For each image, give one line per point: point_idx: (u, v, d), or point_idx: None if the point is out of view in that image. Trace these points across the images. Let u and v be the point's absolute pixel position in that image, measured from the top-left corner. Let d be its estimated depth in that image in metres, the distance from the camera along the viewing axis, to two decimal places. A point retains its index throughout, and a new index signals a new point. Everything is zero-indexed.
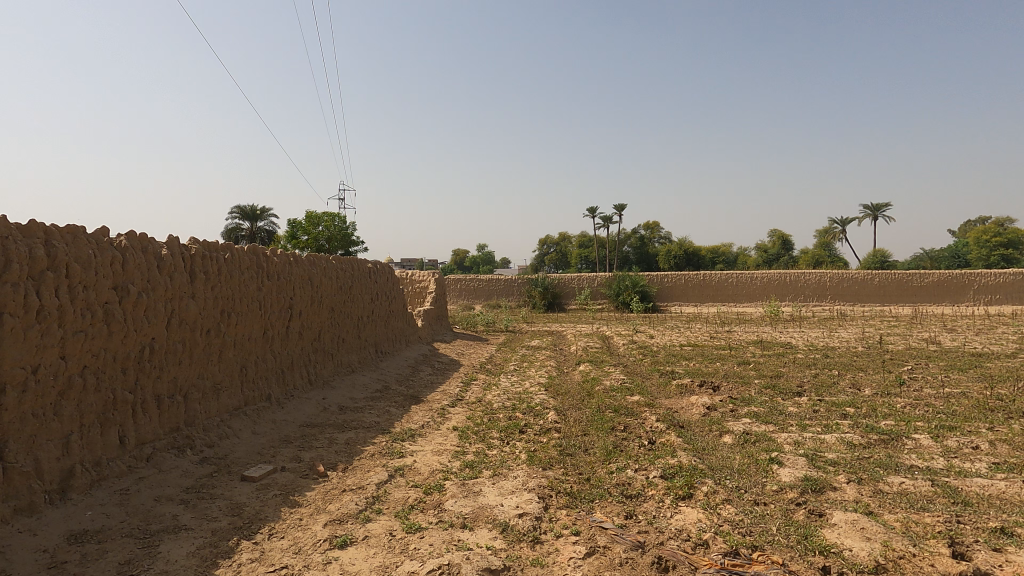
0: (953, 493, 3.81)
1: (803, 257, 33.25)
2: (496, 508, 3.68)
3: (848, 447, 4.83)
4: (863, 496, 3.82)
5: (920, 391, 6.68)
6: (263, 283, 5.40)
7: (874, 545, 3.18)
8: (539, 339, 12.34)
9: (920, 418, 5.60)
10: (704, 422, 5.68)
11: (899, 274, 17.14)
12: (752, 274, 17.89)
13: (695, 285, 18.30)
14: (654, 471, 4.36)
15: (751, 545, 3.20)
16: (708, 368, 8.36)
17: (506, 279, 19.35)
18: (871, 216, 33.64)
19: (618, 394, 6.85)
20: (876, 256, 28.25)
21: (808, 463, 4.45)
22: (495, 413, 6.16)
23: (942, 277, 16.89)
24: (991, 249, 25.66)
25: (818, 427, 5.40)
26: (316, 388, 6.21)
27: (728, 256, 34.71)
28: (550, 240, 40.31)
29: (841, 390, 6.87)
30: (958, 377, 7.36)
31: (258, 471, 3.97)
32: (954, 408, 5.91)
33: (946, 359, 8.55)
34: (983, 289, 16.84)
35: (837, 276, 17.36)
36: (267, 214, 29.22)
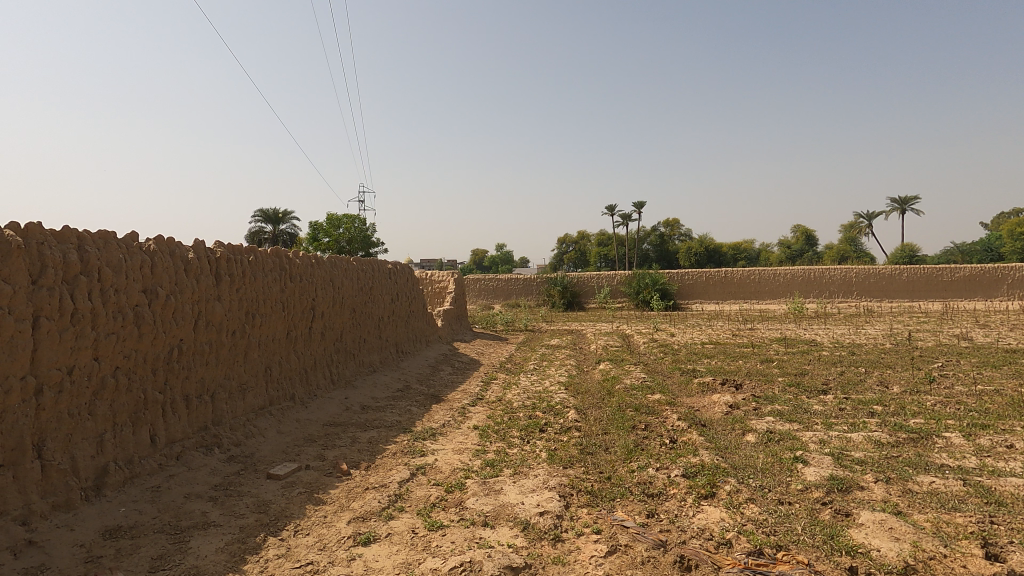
0: (986, 493, 3.71)
1: (827, 253, 32.66)
2: (518, 507, 3.70)
3: (875, 446, 4.74)
4: (891, 496, 3.74)
5: (951, 389, 6.51)
6: (287, 285, 5.50)
7: (903, 546, 3.12)
8: (557, 338, 12.33)
9: (951, 416, 5.45)
10: (727, 420, 5.61)
11: (929, 268, 16.66)
12: (775, 270, 17.58)
13: (716, 282, 18.04)
14: (675, 470, 4.33)
15: (775, 545, 3.16)
16: (730, 366, 8.24)
17: (525, 278, 19.38)
18: (899, 210, 32.95)
19: (639, 394, 6.79)
20: (903, 251, 27.59)
21: (834, 462, 4.37)
22: (515, 412, 6.17)
23: (974, 272, 16.40)
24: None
25: (845, 426, 5.31)
26: (339, 388, 6.30)
27: (750, 253, 34.08)
28: (569, 240, 40.12)
29: (868, 387, 6.73)
30: (991, 374, 7.16)
31: (283, 470, 4.05)
32: (986, 407, 5.72)
33: (978, 356, 8.31)
34: (1017, 284, 16.34)
35: (863, 272, 16.99)
36: (289, 216, 29.70)
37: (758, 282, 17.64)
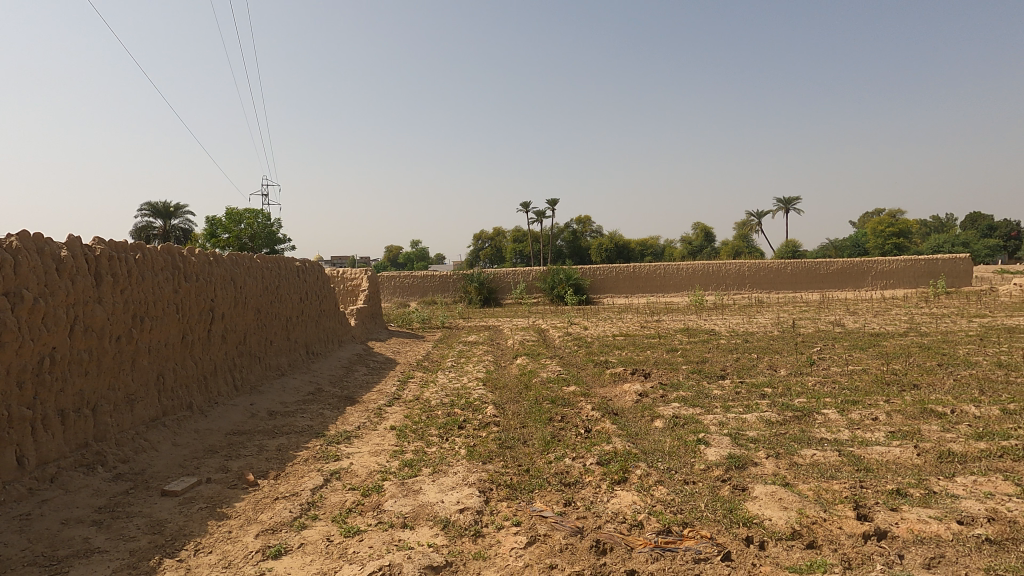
0: (857, 461, 4.20)
1: (723, 248, 35.29)
2: (437, 505, 3.66)
3: (766, 424, 5.19)
4: (780, 469, 4.12)
5: (828, 370, 7.30)
6: (181, 285, 5.07)
7: (791, 514, 3.44)
8: (475, 334, 12.36)
9: (828, 394, 6.11)
10: (637, 408, 5.91)
11: (809, 262, 18.45)
12: (678, 265, 18.68)
13: (625, 277, 18.87)
14: (590, 458, 4.49)
15: (682, 523, 3.38)
16: (639, 356, 8.69)
17: (441, 275, 19.21)
18: (784, 210, 36.32)
19: (555, 386, 6.98)
20: (788, 246, 30.43)
21: (732, 442, 4.74)
22: (434, 410, 6.12)
23: (845, 265, 18.39)
24: (886, 240, 28.50)
25: (740, 407, 5.77)
26: (244, 394, 5.91)
27: (655, 249, 36.03)
28: (484, 236, 40.11)
29: (760, 371, 7.38)
30: (860, 355, 8.11)
31: (181, 485, 3.74)
32: (856, 385, 6.46)
33: (849, 339, 9.39)
34: (879, 275, 18.51)
35: (754, 266, 18.50)
36: (183, 211, 27.38)
37: (663, 277, 18.67)
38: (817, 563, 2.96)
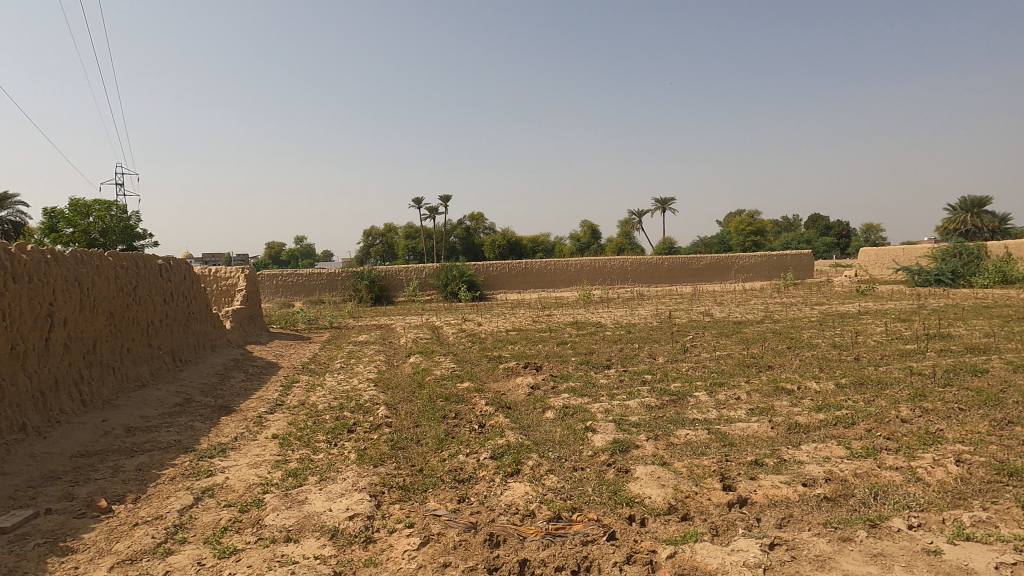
0: (723, 437, 4.66)
1: (608, 244, 37.30)
2: (324, 514, 3.49)
3: (647, 409, 5.57)
4: (658, 450, 4.45)
5: (699, 356, 8.01)
6: (7, 287, 4.33)
7: (667, 490, 3.73)
8: (366, 333, 11.94)
9: (699, 378, 6.70)
10: (529, 400, 6.06)
11: (683, 258, 20.07)
12: (567, 260, 19.43)
13: (518, 273, 19.25)
14: (484, 453, 4.53)
15: (571, 508, 3.52)
16: (531, 350, 8.93)
17: (329, 273, 18.33)
18: (661, 209, 39.20)
19: (449, 383, 6.96)
20: (665, 243, 32.92)
21: (616, 427, 5.02)
22: (321, 415, 5.82)
23: (713, 260, 20.25)
24: (746, 238, 31.92)
25: (624, 395, 6.14)
26: (93, 410, 5.20)
27: (546, 246, 37.21)
28: (373, 232, 38.75)
29: (641, 360, 7.91)
30: (725, 342, 8.99)
31: (9, 520, 3.20)
32: (722, 369, 7.15)
33: (716, 328, 10.37)
34: (742, 269, 20.61)
35: (636, 262, 19.76)
36: (12, 201, 23.50)
37: (554, 272, 19.32)
38: (689, 533, 3.24)
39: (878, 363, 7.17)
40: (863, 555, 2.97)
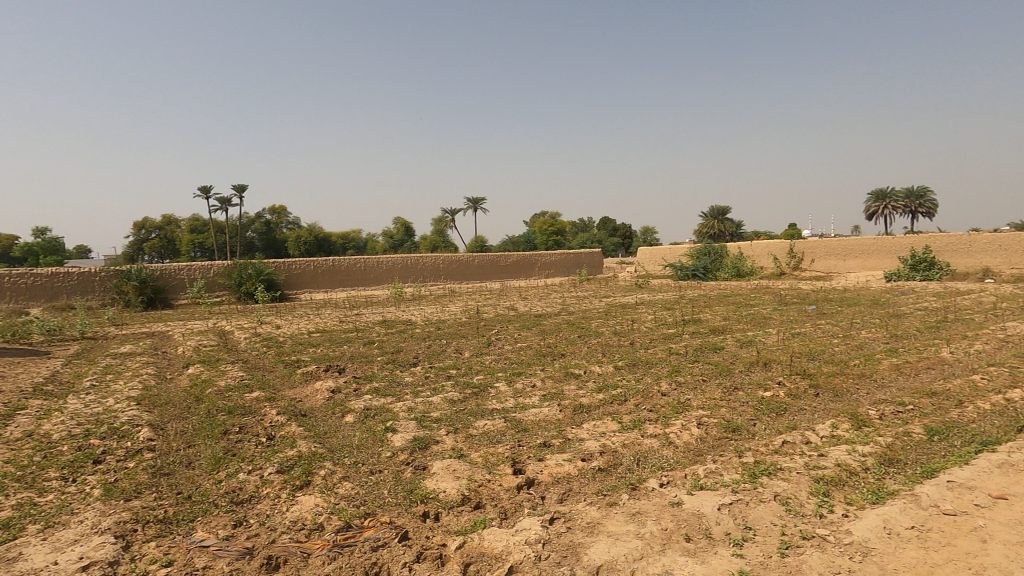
0: (517, 424, 4.99)
1: (422, 241, 37.32)
2: (47, 571, 2.81)
3: (449, 403, 5.65)
4: (457, 443, 4.55)
5: (502, 348, 8.43)
6: None
7: (461, 482, 3.84)
8: (131, 343, 10.09)
9: (500, 369, 7.04)
10: (328, 405, 5.72)
11: (492, 256, 21.01)
12: (378, 258, 18.94)
13: (325, 270, 18.07)
14: (270, 468, 4.12)
15: (363, 514, 3.39)
16: (335, 352, 8.46)
17: (81, 271, 15.11)
18: (473, 208, 40.57)
19: (235, 393, 6.21)
20: (477, 240, 34.13)
21: (417, 425, 5.00)
22: (56, 446, 4.72)
23: (519, 258, 21.57)
24: (548, 237, 34.84)
25: (428, 391, 6.15)
26: None
27: (358, 243, 35.79)
28: (149, 224, 32.84)
29: (447, 355, 8.03)
30: (526, 334, 9.62)
31: None
32: (522, 359, 7.61)
33: (519, 321, 11.04)
34: (544, 266, 22.33)
35: (447, 259, 20.10)
36: None
37: (364, 270, 18.64)
38: (479, 521, 3.35)
39: (647, 346, 8.33)
40: (624, 515, 3.38)
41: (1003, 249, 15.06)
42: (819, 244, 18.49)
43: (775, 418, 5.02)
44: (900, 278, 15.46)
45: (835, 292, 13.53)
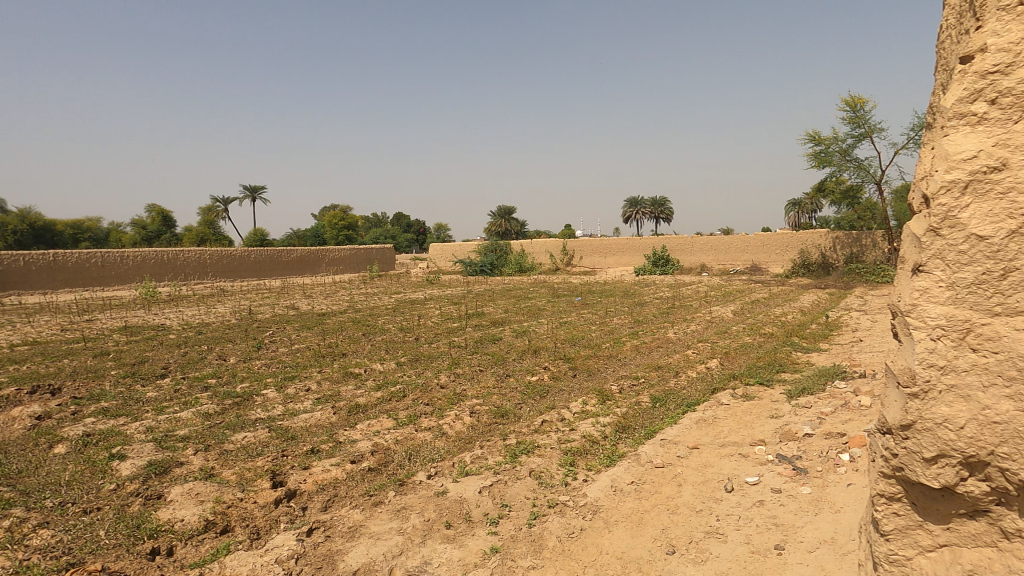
0: (282, 433, 4.60)
1: (185, 233, 32.33)
2: None
3: (202, 418, 4.95)
4: (206, 463, 4.00)
5: (275, 351, 7.72)
6: None
7: (205, 506, 3.38)
8: None
9: (270, 375, 6.43)
10: (28, 436, 4.53)
11: (272, 251, 19.20)
12: (124, 253, 15.84)
13: (41, 267, 14.34)
14: None
15: (63, 567, 2.75)
16: (48, 368, 6.76)
17: None
18: (251, 197, 36.55)
19: None
20: (255, 233, 30.86)
21: (156, 447, 4.26)
22: None
23: (303, 253, 20.10)
24: (339, 232, 33.48)
25: (176, 406, 5.30)
26: None
27: (96, 233, 29.43)
28: None
29: (207, 362, 7.05)
30: (305, 334, 8.97)
31: None
32: (296, 362, 7.06)
33: (299, 321, 10.27)
34: (332, 262, 21.19)
35: (216, 254, 17.72)
36: None
37: (101, 266, 15.33)
38: (223, 547, 2.98)
39: (431, 340, 8.44)
40: (389, 513, 3.35)
41: (713, 249, 18.97)
42: (585, 243, 20.95)
43: (538, 399, 5.51)
44: (645, 273, 18.36)
45: (597, 285, 15.48)
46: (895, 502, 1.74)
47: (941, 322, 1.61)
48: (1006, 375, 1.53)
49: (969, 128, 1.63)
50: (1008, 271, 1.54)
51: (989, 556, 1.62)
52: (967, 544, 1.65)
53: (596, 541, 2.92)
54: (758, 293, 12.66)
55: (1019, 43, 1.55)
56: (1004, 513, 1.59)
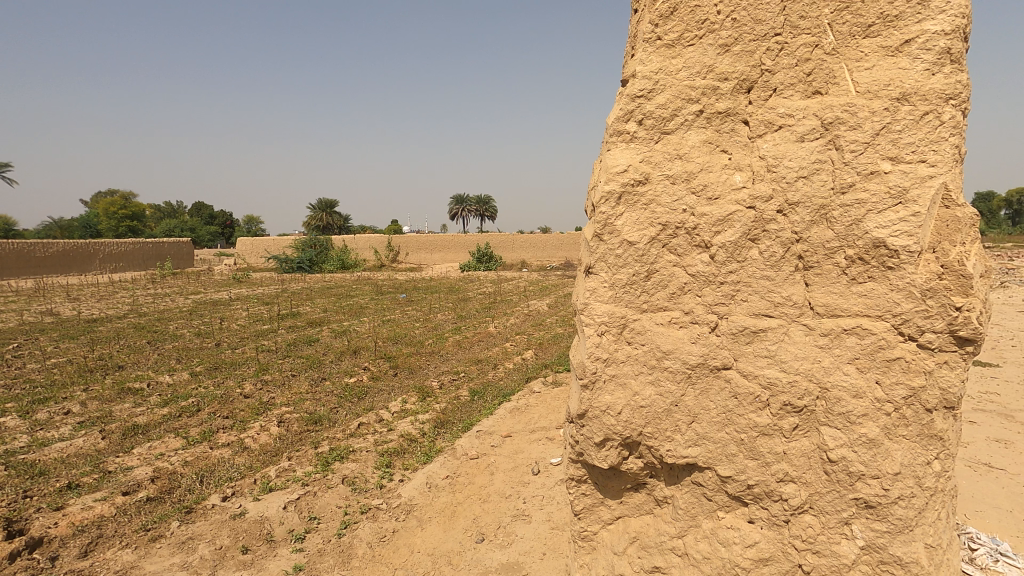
0: (26, 469, 3.73)
1: None
2: None
3: None
4: None
5: (20, 369, 6.22)
6: None
7: None
8: None
9: (12, 399, 5.17)
10: None
11: (19, 244, 15.44)
12: None
13: None
14: None
15: None
16: None
17: None
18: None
19: None
20: None
21: None
22: None
23: (66, 247, 16.54)
24: (118, 222, 28.26)
25: None
26: None
27: None
28: None
29: None
30: (67, 345, 7.40)
31: None
32: (52, 380, 5.77)
33: (58, 329, 8.42)
34: (108, 258, 17.77)
35: None
36: None
37: None
38: None
39: (235, 345, 7.55)
40: (171, 548, 2.92)
41: (532, 246, 20.27)
42: (411, 239, 20.72)
43: (356, 401, 5.27)
44: (471, 269, 18.74)
45: (423, 281, 15.39)
46: (583, 484, 1.97)
47: (604, 319, 1.82)
48: (650, 363, 1.81)
49: (624, 144, 1.83)
50: (651, 272, 1.80)
51: (647, 522, 1.94)
52: (633, 513, 1.96)
53: (408, 541, 2.90)
54: (571, 287, 13.79)
55: (656, 72, 1.79)
56: (655, 483, 1.93)
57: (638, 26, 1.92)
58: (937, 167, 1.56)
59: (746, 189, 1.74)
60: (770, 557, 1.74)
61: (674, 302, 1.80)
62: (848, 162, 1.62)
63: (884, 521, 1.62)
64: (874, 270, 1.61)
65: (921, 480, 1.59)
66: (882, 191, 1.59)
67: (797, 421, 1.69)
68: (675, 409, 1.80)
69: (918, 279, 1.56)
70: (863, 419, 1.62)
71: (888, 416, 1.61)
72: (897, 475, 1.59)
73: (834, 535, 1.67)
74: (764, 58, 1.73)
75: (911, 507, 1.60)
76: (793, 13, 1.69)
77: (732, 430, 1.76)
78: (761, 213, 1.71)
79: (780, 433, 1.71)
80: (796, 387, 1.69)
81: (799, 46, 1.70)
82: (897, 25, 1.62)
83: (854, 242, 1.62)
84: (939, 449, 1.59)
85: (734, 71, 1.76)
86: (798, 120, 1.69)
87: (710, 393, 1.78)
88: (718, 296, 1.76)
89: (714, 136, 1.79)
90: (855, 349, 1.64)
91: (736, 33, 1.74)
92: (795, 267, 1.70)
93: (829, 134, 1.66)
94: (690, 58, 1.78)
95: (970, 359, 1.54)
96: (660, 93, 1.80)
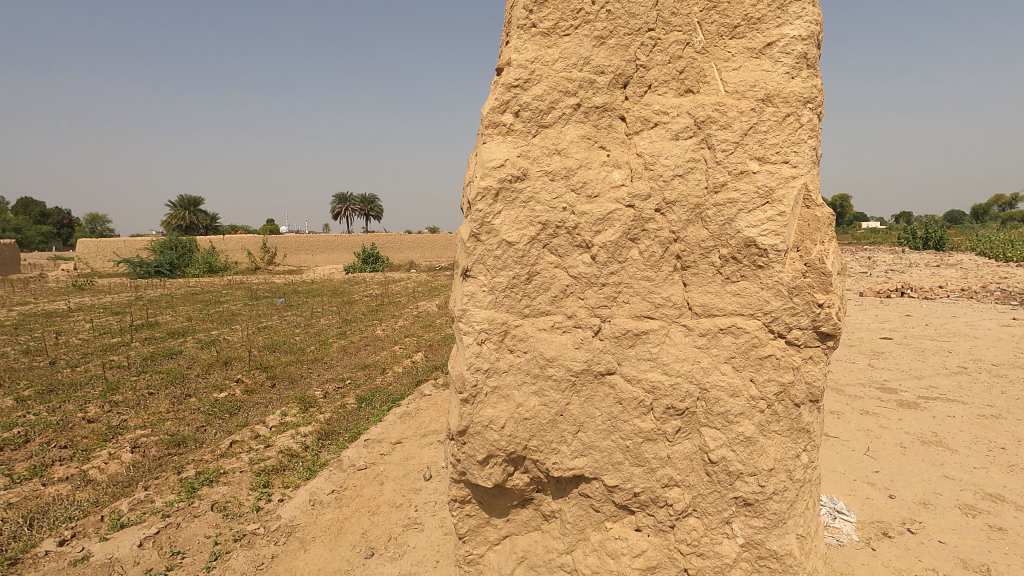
0: None
1: None
2: None
3: None
4: None
5: None
6: None
7: None
8: None
9: None
10: None
11: None
12: None
13: None
14: None
15: None
16: None
17: None
18: None
19: None
20: None
21: None
22: None
23: None
24: None
25: None
26: None
27: None
28: None
29: None
30: None
31: None
32: None
33: None
34: None
35: None
36: None
37: None
38: None
39: (76, 363, 6.53)
40: None
41: (420, 246, 20.03)
42: (290, 239, 19.39)
43: (228, 418, 4.80)
44: (355, 271, 17.95)
45: (305, 284, 14.48)
46: (466, 504, 1.95)
47: (484, 326, 1.82)
48: (533, 372, 1.83)
49: (501, 137, 1.84)
50: (532, 274, 1.82)
51: (535, 539, 1.99)
52: (520, 531, 2.00)
53: (289, 566, 2.69)
54: None
55: (532, 62, 1.82)
56: (543, 498, 1.97)
57: (513, 11, 1.93)
58: (798, 168, 1.73)
59: (624, 187, 1.81)
60: (658, 564, 1.84)
61: (557, 305, 1.84)
62: (720, 162, 1.75)
63: (761, 518, 1.75)
64: (746, 269, 1.75)
65: (792, 473, 1.75)
66: (751, 191, 1.73)
67: (679, 424, 1.80)
68: (560, 418, 1.84)
69: (786, 277, 1.71)
70: (740, 418, 1.76)
71: (761, 413, 1.76)
72: (772, 470, 1.73)
73: (717, 535, 1.80)
74: (639, 53, 1.82)
75: (785, 501, 1.75)
76: (665, 10, 1.80)
77: (618, 438, 1.83)
78: (639, 212, 1.79)
79: (664, 438, 1.81)
80: (678, 389, 1.79)
81: (671, 43, 1.81)
82: (759, 27, 1.77)
83: (727, 241, 1.75)
84: (806, 443, 1.77)
85: (610, 64, 1.82)
86: (672, 118, 1.80)
87: (595, 400, 1.84)
88: (601, 299, 1.82)
89: (592, 132, 1.85)
90: (731, 349, 1.77)
91: (610, 26, 1.81)
92: (674, 268, 1.81)
93: (701, 133, 1.78)
94: (566, 48, 1.82)
95: (830, 353, 1.74)
96: (537, 84, 1.83)
